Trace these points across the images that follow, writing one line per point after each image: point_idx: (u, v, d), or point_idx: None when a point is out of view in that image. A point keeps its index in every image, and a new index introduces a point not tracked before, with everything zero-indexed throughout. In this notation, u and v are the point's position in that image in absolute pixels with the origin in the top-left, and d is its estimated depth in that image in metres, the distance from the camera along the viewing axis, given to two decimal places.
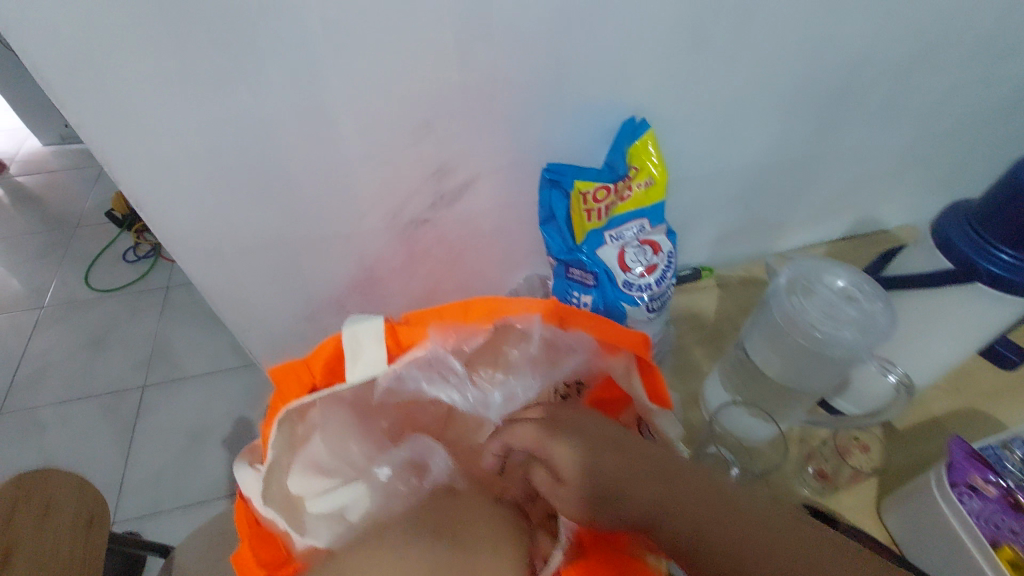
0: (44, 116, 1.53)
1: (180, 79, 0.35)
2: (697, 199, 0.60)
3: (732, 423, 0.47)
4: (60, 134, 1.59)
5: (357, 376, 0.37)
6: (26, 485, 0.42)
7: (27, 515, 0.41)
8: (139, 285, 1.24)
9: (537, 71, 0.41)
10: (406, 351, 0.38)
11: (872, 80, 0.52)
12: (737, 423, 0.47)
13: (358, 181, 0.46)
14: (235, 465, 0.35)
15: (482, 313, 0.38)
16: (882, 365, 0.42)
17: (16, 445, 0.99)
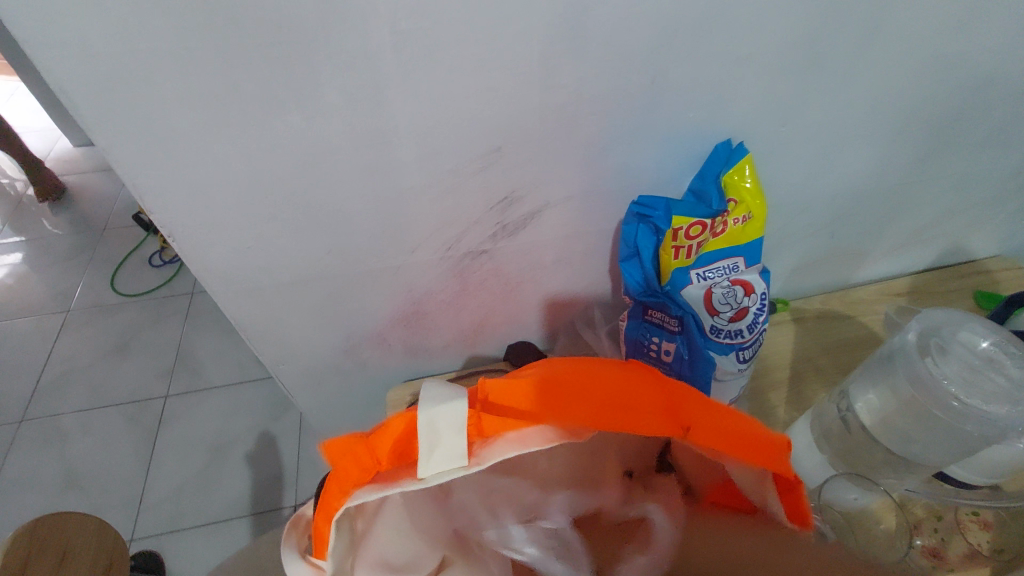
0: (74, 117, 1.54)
1: (227, 100, 0.30)
2: (785, 224, 0.53)
3: (836, 496, 0.42)
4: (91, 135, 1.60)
5: (429, 471, 0.28)
6: (43, 533, 0.39)
7: (45, 566, 0.38)
8: (164, 291, 1.27)
9: (630, 87, 0.35)
10: (490, 444, 0.29)
11: (1003, 88, 0.45)
12: (841, 496, 0.41)
13: (411, 214, 0.40)
14: (285, 557, 0.29)
15: (578, 394, 0.30)
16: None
17: (38, 453, 1.02)
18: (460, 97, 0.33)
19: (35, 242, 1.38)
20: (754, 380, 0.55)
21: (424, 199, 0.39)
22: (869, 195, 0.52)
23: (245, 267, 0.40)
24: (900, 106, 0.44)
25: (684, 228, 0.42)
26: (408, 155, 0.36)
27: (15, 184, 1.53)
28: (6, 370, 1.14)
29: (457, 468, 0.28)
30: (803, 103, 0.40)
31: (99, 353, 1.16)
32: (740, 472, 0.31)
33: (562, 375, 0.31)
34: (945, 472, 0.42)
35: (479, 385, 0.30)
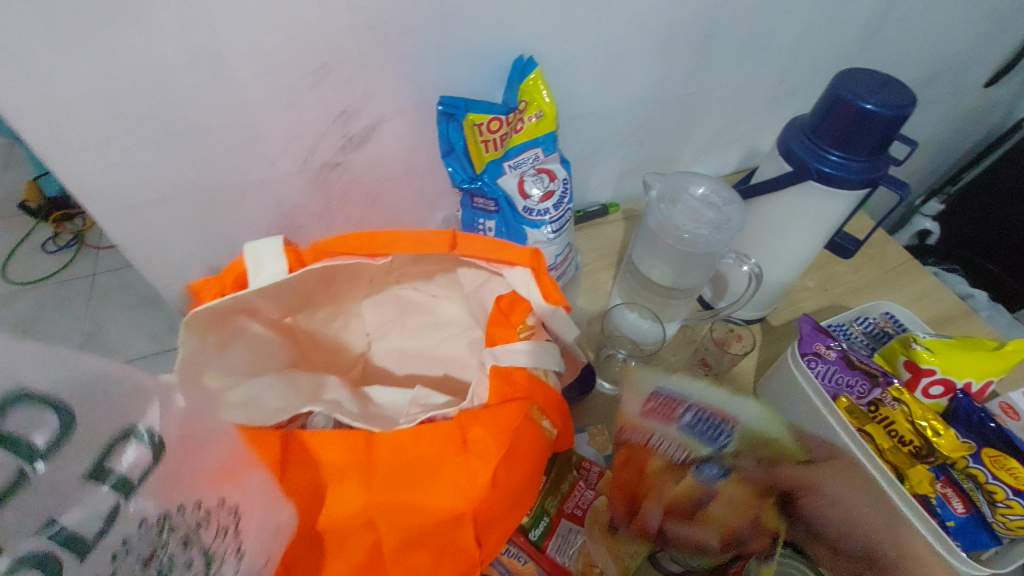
0: None
1: (67, 22, 0.35)
2: (596, 136, 0.64)
3: (621, 321, 0.56)
4: None
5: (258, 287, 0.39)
6: None
7: None
8: (61, 276, 1.34)
9: (425, 19, 0.45)
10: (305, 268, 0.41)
11: (739, 16, 0.58)
12: (625, 321, 0.56)
13: (264, 132, 0.47)
14: None
15: (365, 244, 0.43)
16: (737, 257, 0.54)
17: None
18: (276, 25, 0.41)
19: None
20: (590, 266, 0.69)
21: (271, 113, 0.46)
22: (661, 106, 0.65)
23: (118, 188, 0.47)
24: (661, 30, 0.55)
25: (484, 123, 0.52)
26: (247, 74, 0.43)
27: None
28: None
29: (280, 277, 0.40)
30: (577, 26, 0.51)
31: None
32: (514, 275, 0.45)
33: (354, 232, 0.43)
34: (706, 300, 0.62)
35: (297, 251, 0.41)
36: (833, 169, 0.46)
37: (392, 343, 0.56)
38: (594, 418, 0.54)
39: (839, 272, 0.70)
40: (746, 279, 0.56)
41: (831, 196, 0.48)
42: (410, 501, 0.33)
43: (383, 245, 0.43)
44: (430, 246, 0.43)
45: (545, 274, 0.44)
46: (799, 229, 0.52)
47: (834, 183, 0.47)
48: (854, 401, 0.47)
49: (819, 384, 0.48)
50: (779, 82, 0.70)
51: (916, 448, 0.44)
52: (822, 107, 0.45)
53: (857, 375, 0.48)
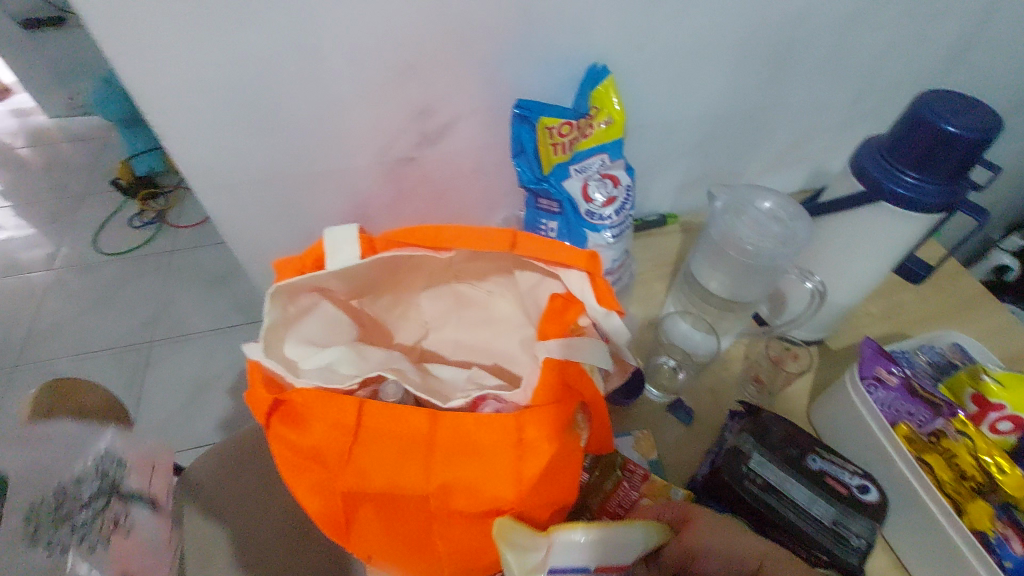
0: (65, 84, 1.71)
1: (196, 18, 0.40)
2: (661, 146, 0.65)
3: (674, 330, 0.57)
4: (74, 98, 1.76)
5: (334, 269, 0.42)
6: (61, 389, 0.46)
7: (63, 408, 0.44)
8: (144, 250, 1.45)
9: (506, 25, 0.47)
10: (377, 255, 0.44)
11: (816, 33, 0.58)
12: (677, 331, 0.56)
13: (349, 125, 0.51)
14: None
15: (433, 237, 0.44)
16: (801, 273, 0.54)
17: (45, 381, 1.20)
18: (369, 26, 0.44)
19: (33, 222, 1.51)
20: (645, 274, 0.70)
21: (357, 106, 0.50)
22: (728, 120, 0.65)
23: (216, 167, 0.51)
24: (735, 45, 0.56)
25: (555, 127, 0.54)
26: (339, 69, 0.46)
27: (19, 153, 1.71)
28: (7, 323, 1.30)
29: (354, 261, 0.42)
30: (651, 37, 0.52)
31: (86, 306, 1.34)
32: (571, 276, 0.46)
33: (422, 226, 0.44)
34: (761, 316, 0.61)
35: (372, 238, 0.44)
36: (907, 190, 0.45)
37: (448, 333, 0.57)
38: (642, 423, 0.54)
39: (907, 301, 0.67)
40: (806, 296, 0.56)
41: (904, 218, 0.47)
42: (464, 478, 0.35)
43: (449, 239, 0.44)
44: (493, 244, 0.44)
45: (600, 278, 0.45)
46: (867, 249, 0.51)
47: (908, 206, 0.46)
48: (915, 430, 0.46)
49: (878, 410, 0.47)
50: (854, 102, 0.69)
51: (978, 484, 0.43)
52: (900, 127, 0.45)
53: (920, 403, 0.46)
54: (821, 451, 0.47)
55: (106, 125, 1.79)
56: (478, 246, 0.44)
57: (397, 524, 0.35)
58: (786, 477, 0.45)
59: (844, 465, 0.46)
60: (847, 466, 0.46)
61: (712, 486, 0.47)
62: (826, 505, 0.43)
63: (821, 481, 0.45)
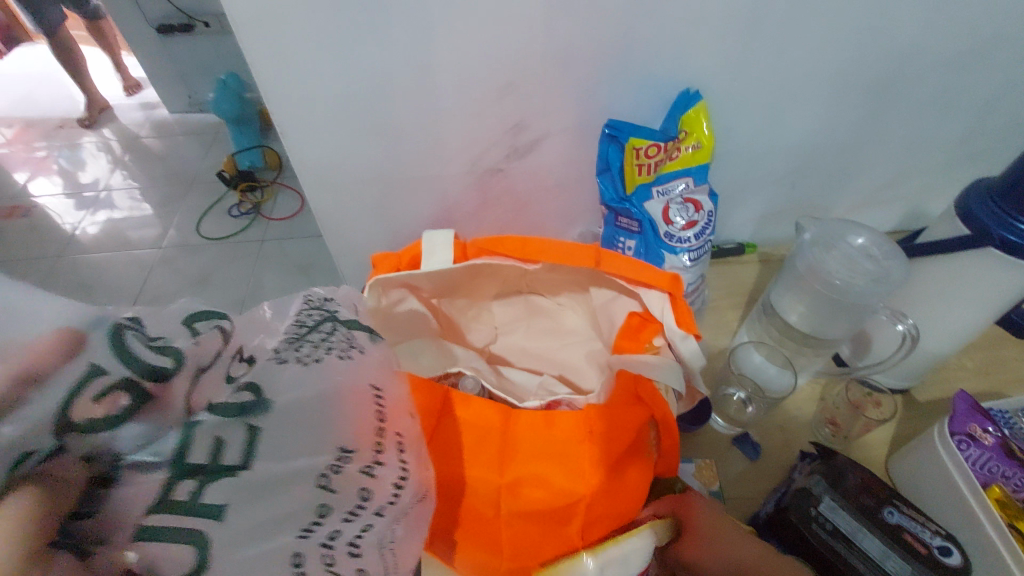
0: (187, 82, 1.91)
1: (326, 31, 0.45)
2: (746, 174, 0.64)
3: (746, 362, 0.56)
4: (193, 95, 1.95)
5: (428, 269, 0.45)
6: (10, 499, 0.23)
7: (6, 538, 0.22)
8: (239, 237, 1.58)
9: (605, 49, 0.49)
10: (465, 261, 0.46)
11: (926, 69, 0.56)
12: (749, 363, 0.55)
13: (446, 134, 0.55)
14: None
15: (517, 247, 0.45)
16: (893, 315, 0.50)
17: None
18: (478, 44, 0.47)
19: (148, 203, 1.69)
20: (719, 301, 0.69)
21: (456, 118, 0.53)
22: (820, 153, 0.63)
23: (325, 166, 0.57)
24: (836, 76, 0.55)
25: (643, 148, 0.54)
26: (445, 83, 0.50)
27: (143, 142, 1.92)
28: (120, 292, 1.45)
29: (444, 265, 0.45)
30: (747, 66, 0.52)
31: (185, 283, 1.47)
32: (651, 296, 0.45)
33: (508, 236, 0.45)
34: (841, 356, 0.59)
35: (461, 242, 0.46)
36: (1019, 237, 0.42)
37: (517, 340, 0.58)
38: (705, 452, 0.53)
39: (1009, 358, 0.62)
40: (894, 340, 0.53)
41: (1014, 267, 0.44)
42: (541, 477, 0.38)
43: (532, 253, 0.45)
44: (577, 259, 0.45)
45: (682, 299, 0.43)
46: (968, 297, 0.48)
47: (1020, 256, 0.43)
48: (1009, 493, 0.43)
49: (969, 469, 0.44)
50: (964, 141, 0.65)
51: None
52: (1014, 171, 0.42)
53: (1016, 466, 0.44)
54: (898, 504, 0.44)
55: (216, 121, 1.98)
56: (561, 261, 0.45)
57: (468, 514, 0.38)
58: (859, 528, 0.42)
59: (924, 522, 0.42)
60: (927, 524, 0.42)
61: (775, 526, 0.46)
62: (902, 562, 0.40)
63: (897, 534, 0.42)
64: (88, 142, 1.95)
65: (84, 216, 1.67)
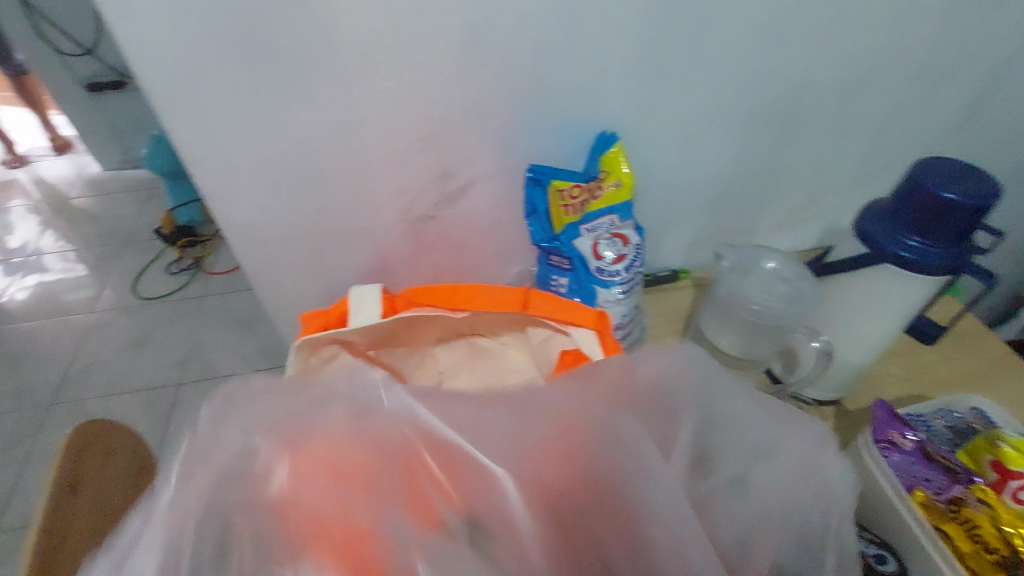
0: (119, 139, 1.86)
1: (243, 94, 0.45)
2: (670, 206, 0.68)
3: None
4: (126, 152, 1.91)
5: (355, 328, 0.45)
6: None
7: None
8: (179, 294, 1.52)
9: (522, 97, 0.51)
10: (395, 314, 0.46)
11: (818, 101, 0.61)
12: None
13: (376, 185, 0.55)
14: None
15: (446, 296, 0.47)
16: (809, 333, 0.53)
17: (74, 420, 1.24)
18: (399, 97, 0.49)
19: (80, 265, 1.61)
20: (656, 328, 0.71)
21: (384, 170, 0.54)
22: (736, 181, 0.67)
23: (253, 224, 0.56)
24: (739, 112, 0.59)
25: (566, 190, 0.58)
26: (369, 137, 0.51)
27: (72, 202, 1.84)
28: (49, 362, 1.36)
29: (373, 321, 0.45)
30: (658, 105, 0.56)
31: (122, 347, 1.40)
32: (579, 335, 0.47)
33: (439, 285, 0.47)
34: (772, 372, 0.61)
35: (390, 295, 0.46)
36: (913, 253, 0.45)
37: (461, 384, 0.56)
38: None
39: (926, 361, 0.66)
40: (813, 357, 0.56)
41: (910, 279, 0.48)
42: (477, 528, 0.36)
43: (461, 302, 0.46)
44: (504, 304, 0.46)
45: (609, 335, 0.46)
46: (877, 309, 0.52)
47: (915, 269, 0.46)
48: (931, 497, 0.45)
49: (893, 475, 0.46)
50: (862, 162, 0.70)
51: (1002, 557, 0.40)
52: (900, 193, 0.46)
53: (937, 470, 0.46)
54: None
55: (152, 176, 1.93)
56: (488, 306, 0.46)
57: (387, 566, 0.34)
58: None
59: None
60: None
61: None
62: None
63: None
64: (12, 204, 1.86)
65: (8, 283, 1.57)
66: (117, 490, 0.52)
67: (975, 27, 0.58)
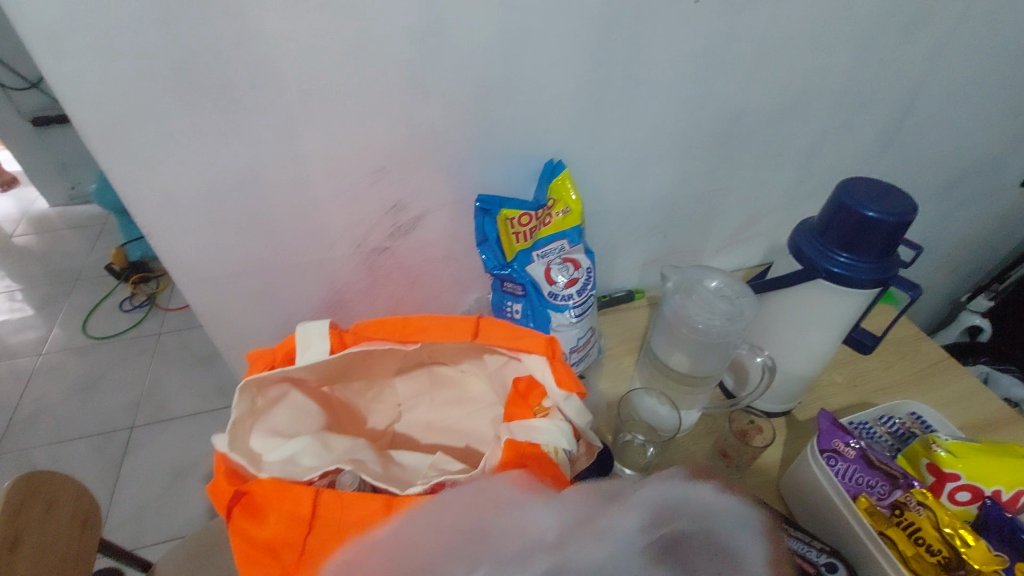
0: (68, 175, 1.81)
1: (185, 132, 0.45)
2: (621, 229, 0.70)
3: (641, 407, 0.58)
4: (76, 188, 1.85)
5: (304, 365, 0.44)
6: None
7: None
8: (132, 332, 1.47)
9: (468, 130, 0.53)
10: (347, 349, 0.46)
11: (753, 127, 0.64)
12: (645, 408, 0.58)
13: (326, 219, 0.55)
14: None
15: (396, 327, 0.47)
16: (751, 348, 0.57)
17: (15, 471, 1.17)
18: (346, 132, 0.49)
19: (23, 305, 1.54)
20: (613, 348, 0.72)
21: (334, 204, 0.54)
22: (683, 204, 0.70)
23: (201, 261, 0.55)
24: (678, 138, 0.61)
25: (516, 218, 0.58)
26: (318, 172, 0.51)
27: (15, 240, 1.77)
28: None
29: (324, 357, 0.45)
30: (602, 134, 0.58)
31: (71, 391, 1.33)
32: (531, 361, 0.47)
33: (389, 316, 0.47)
34: (725, 387, 0.64)
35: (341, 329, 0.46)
36: (842, 269, 0.48)
37: (420, 414, 0.56)
38: None
39: (869, 370, 0.69)
40: (760, 372, 0.58)
41: (843, 293, 0.50)
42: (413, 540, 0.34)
43: (412, 332, 0.46)
44: (456, 333, 0.47)
45: (559, 360, 0.46)
46: (817, 322, 0.54)
47: (846, 284, 0.48)
48: (875, 502, 0.47)
49: (838, 482, 0.48)
50: (799, 183, 0.74)
51: (945, 559, 0.41)
52: (827, 212, 0.49)
53: (878, 475, 0.48)
54: (786, 527, 0.47)
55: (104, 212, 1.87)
56: (439, 336, 0.47)
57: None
58: None
59: (810, 542, 0.46)
60: (813, 543, 0.46)
61: None
62: None
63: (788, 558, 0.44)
64: None
65: None
66: (63, 544, 0.49)
67: (891, 56, 0.63)
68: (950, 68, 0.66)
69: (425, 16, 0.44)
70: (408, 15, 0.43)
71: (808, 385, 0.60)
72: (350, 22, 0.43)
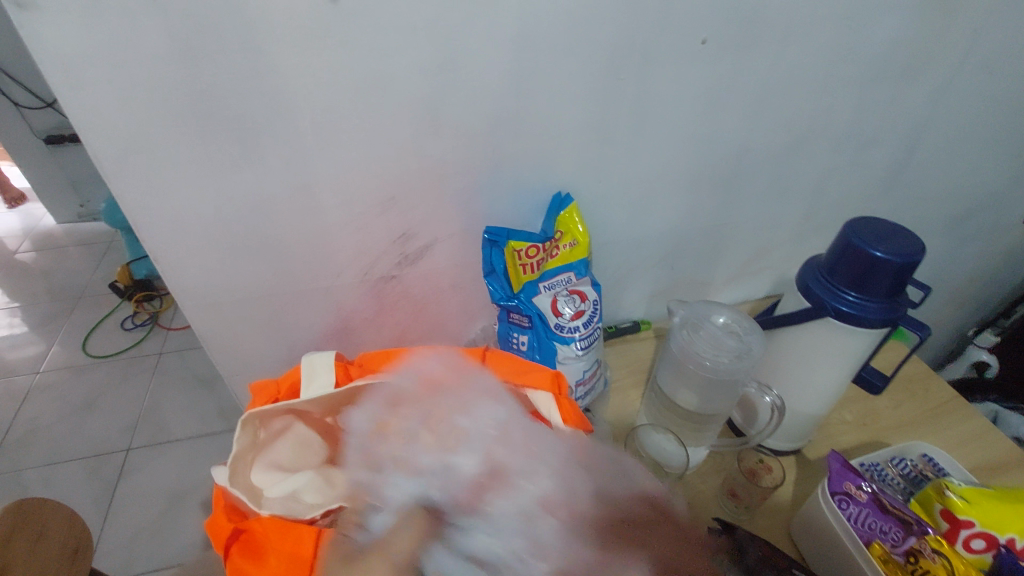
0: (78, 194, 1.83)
1: (197, 161, 0.46)
2: (628, 261, 0.70)
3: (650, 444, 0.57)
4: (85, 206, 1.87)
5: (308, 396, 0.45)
6: None
7: None
8: (133, 351, 1.47)
9: (478, 162, 0.53)
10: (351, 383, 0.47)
11: (759, 163, 0.65)
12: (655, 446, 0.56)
13: (335, 248, 0.55)
14: None
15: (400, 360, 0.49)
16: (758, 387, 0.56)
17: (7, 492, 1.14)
18: (356, 164, 0.50)
19: (25, 322, 1.54)
20: (620, 381, 0.71)
21: (343, 232, 0.54)
22: (689, 237, 0.70)
23: (208, 287, 0.55)
24: (685, 173, 0.62)
25: (523, 249, 0.58)
26: (328, 201, 0.52)
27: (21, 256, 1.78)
28: None
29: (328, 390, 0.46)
30: (609, 168, 0.58)
31: (68, 411, 1.32)
32: (535, 395, 0.48)
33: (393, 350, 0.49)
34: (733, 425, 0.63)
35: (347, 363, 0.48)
36: (850, 307, 0.48)
37: None
38: None
39: (878, 407, 0.68)
40: (768, 409, 0.58)
41: (852, 332, 0.50)
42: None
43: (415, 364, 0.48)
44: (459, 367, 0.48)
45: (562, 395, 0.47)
46: (826, 360, 0.53)
47: (855, 322, 0.48)
48: (888, 550, 0.45)
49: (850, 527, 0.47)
50: (805, 218, 0.75)
51: None
52: (834, 251, 0.49)
53: (891, 521, 0.47)
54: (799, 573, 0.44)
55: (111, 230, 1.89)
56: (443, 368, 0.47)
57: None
58: None
59: None
60: None
61: None
62: None
63: None
64: None
65: None
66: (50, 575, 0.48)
67: (895, 97, 0.64)
68: (953, 108, 0.67)
69: (438, 53, 0.45)
70: (420, 51, 0.44)
71: (817, 422, 0.59)
72: (364, 57, 0.43)
